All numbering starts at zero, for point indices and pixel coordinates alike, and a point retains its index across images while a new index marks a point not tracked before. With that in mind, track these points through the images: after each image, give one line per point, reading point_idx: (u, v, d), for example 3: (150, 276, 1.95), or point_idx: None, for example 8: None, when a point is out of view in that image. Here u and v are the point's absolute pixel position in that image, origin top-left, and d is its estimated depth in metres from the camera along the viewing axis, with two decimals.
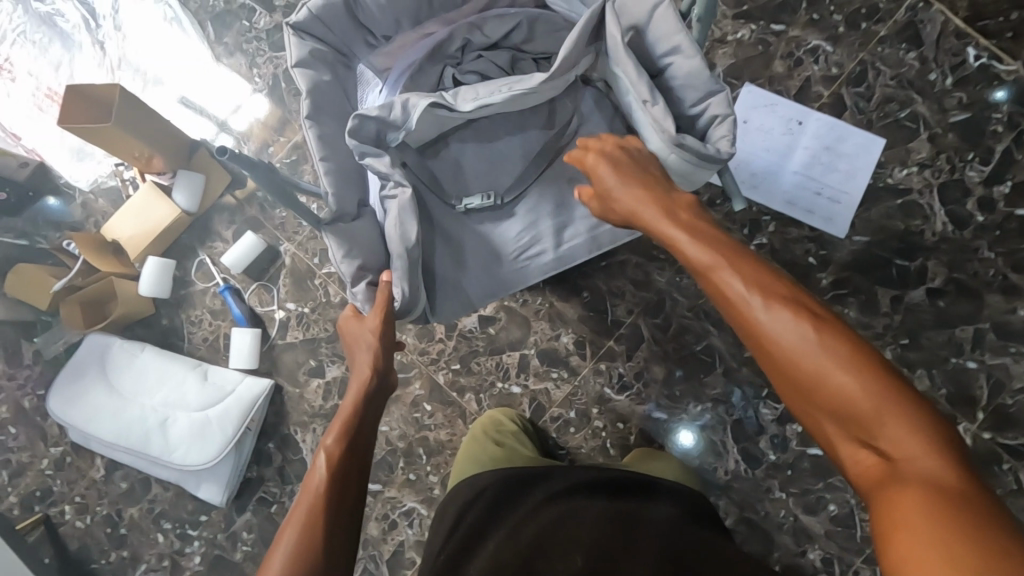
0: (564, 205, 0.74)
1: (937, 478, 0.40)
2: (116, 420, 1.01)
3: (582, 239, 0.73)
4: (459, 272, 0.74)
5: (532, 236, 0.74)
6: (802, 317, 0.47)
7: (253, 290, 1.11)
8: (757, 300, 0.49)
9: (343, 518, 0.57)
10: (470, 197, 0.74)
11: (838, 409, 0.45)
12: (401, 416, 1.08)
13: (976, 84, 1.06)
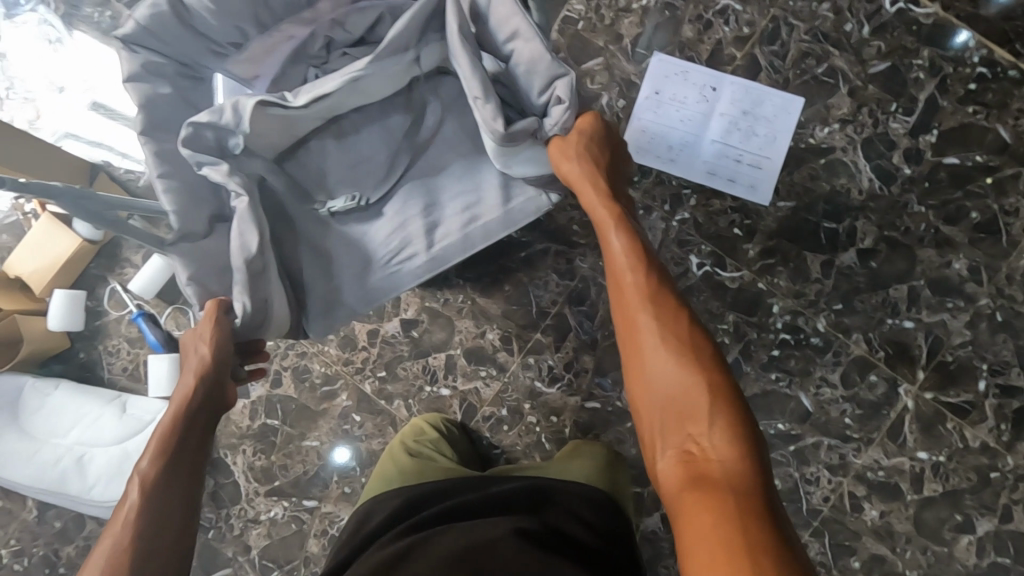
0: (431, 204, 0.75)
1: (730, 478, 0.48)
2: (32, 461, 0.98)
3: (451, 239, 0.74)
4: (327, 279, 0.75)
5: (398, 238, 0.74)
6: (674, 340, 0.57)
7: (169, 314, 1.08)
8: (646, 321, 0.59)
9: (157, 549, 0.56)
10: (333, 201, 0.74)
11: (673, 409, 0.54)
12: (331, 429, 1.05)
13: (895, 31, 1.01)
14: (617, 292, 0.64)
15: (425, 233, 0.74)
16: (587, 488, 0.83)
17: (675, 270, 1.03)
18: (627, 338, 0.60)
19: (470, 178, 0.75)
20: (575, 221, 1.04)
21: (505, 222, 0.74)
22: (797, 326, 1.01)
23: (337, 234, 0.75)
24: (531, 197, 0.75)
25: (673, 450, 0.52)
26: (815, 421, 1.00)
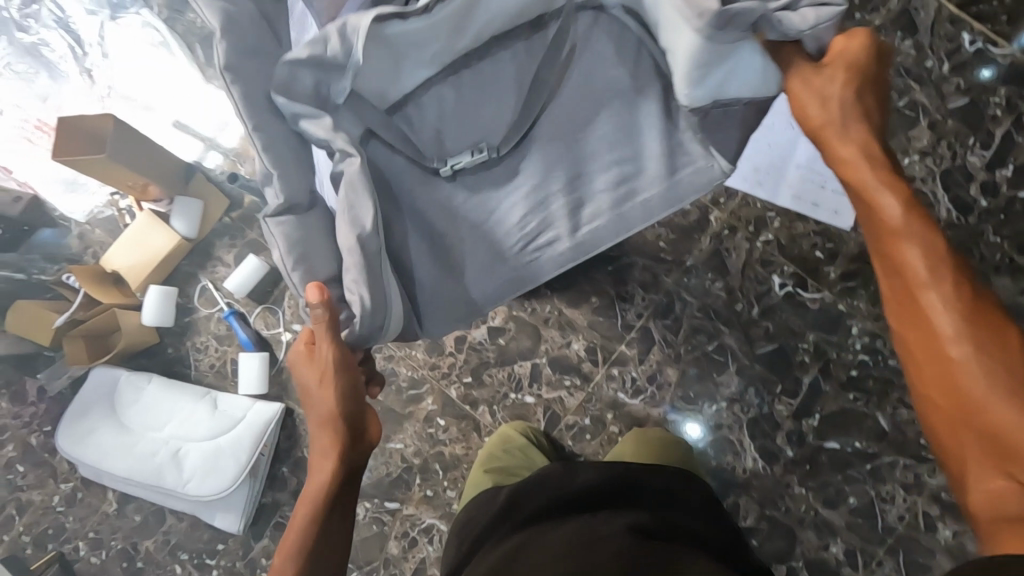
0: (572, 171, 0.73)
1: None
2: (128, 453, 1.00)
3: (602, 210, 0.72)
4: (456, 246, 0.74)
5: (540, 203, 0.73)
6: (988, 340, 0.51)
7: (259, 313, 1.10)
8: (948, 315, 0.53)
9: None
10: (458, 160, 0.72)
11: (984, 425, 0.51)
12: (415, 433, 1.07)
13: (974, 69, 1.06)
14: (887, 262, 0.57)
15: (570, 203, 0.73)
16: (649, 479, 0.83)
17: (758, 289, 1.06)
18: (909, 324, 0.56)
19: (617, 151, 0.73)
20: (662, 238, 1.07)
21: (669, 200, 0.72)
22: (876, 347, 1.04)
23: (470, 200, 0.74)
24: (701, 165, 0.71)
25: (992, 465, 0.51)
26: (893, 441, 1.02)
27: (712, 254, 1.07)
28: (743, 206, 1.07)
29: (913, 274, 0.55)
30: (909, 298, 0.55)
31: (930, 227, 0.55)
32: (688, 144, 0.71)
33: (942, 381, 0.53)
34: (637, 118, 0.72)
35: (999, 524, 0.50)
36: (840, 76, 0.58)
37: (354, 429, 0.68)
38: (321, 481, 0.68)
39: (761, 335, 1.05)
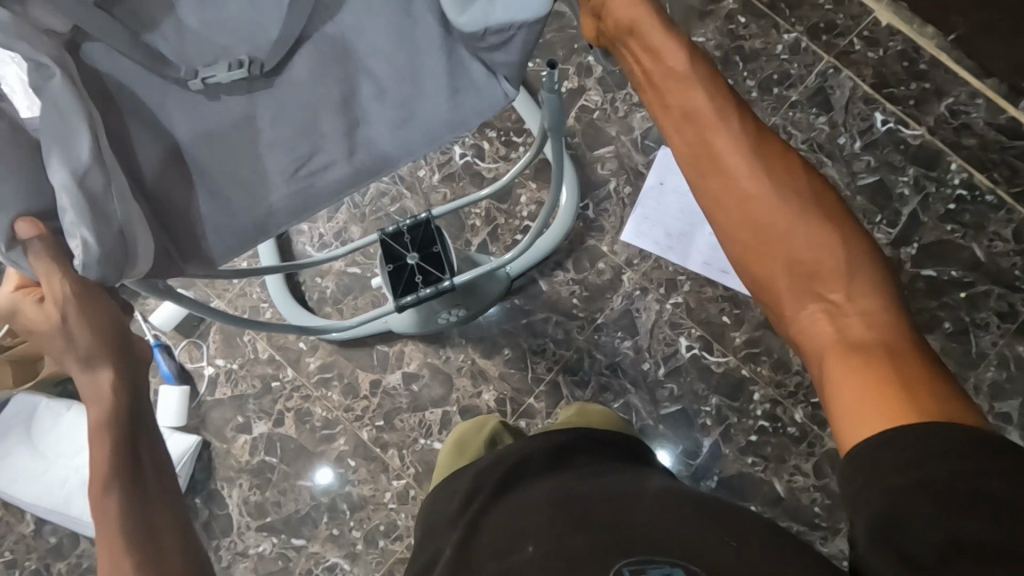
0: (350, 75, 0.67)
1: (874, 321, 0.53)
2: (40, 479, 1.04)
3: (385, 108, 0.67)
4: (209, 156, 0.66)
5: (312, 104, 0.67)
6: (792, 198, 0.56)
7: (184, 346, 1.14)
8: (757, 184, 0.57)
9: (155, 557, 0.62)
10: (211, 73, 0.65)
11: (803, 269, 0.55)
12: (326, 472, 1.10)
13: (884, 148, 1.09)
14: (695, 154, 0.60)
15: (354, 105, 0.67)
16: (571, 434, 0.77)
17: (665, 350, 1.09)
18: (733, 204, 0.57)
19: (399, 67, 0.66)
20: (575, 295, 1.11)
21: (452, 121, 0.65)
22: (775, 414, 1.07)
23: (234, 110, 0.68)
24: (484, 88, 0.65)
25: (815, 311, 0.55)
26: (787, 506, 1.04)
27: (622, 312, 1.10)
28: (655, 269, 1.10)
29: (716, 148, 0.58)
30: (728, 182, 0.58)
31: (762, 145, 0.58)
32: (464, 69, 0.65)
33: (763, 254, 0.56)
34: (418, 31, 0.66)
35: (834, 373, 0.52)
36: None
37: (123, 349, 0.63)
38: (110, 438, 0.62)
39: (665, 395, 1.08)
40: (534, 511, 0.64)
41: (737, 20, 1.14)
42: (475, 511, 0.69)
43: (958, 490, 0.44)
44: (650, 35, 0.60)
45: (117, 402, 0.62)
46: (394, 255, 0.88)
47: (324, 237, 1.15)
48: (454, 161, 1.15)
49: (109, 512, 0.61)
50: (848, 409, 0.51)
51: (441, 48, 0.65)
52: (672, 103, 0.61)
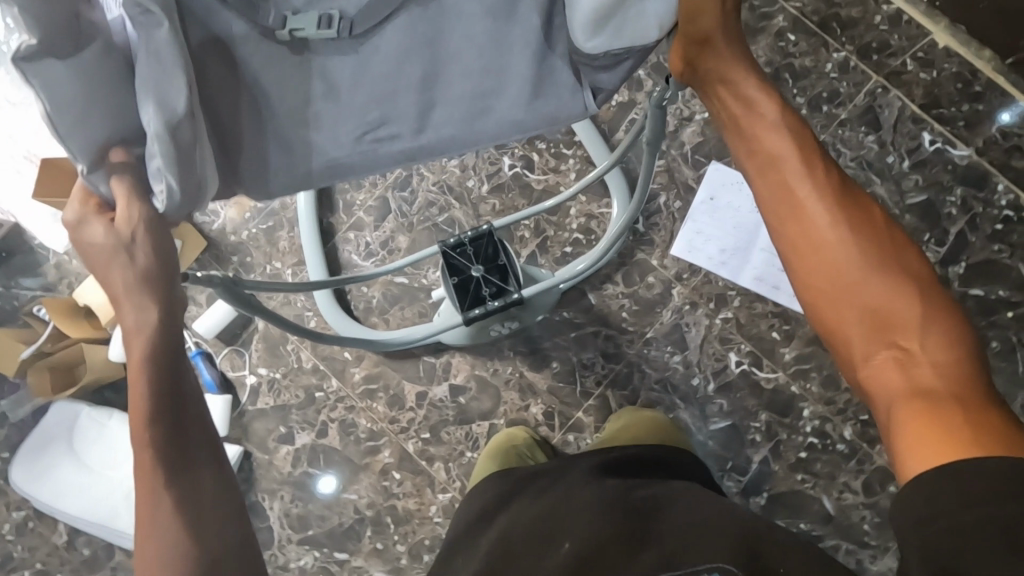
0: (425, 69, 0.59)
1: (948, 377, 0.47)
2: (80, 489, 1.02)
3: (444, 120, 0.59)
4: (260, 140, 0.58)
5: (371, 106, 0.59)
6: (868, 245, 0.51)
7: (226, 354, 1.12)
8: (832, 225, 0.52)
9: (192, 508, 0.56)
10: (298, 26, 0.57)
11: (877, 317, 0.50)
12: (370, 484, 1.08)
13: (933, 167, 1.10)
14: (770, 189, 0.55)
15: (405, 114, 0.59)
16: (619, 454, 0.82)
17: (715, 365, 1.08)
18: (801, 242, 0.53)
19: (479, 67, 0.59)
20: (625, 308, 1.10)
21: (525, 123, 0.59)
22: (826, 431, 1.06)
23: (294, 91, 0.59)
24: (568, 96, 0.60)
25: (882, 359, 0.49)
26: (838, 525, 1.03)
27: (672, 327, 1.10)
28: (704, 283, 1.10)
29: (792, 188, 0.54)
30: (799, 219, 0.53)
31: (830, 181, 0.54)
32: (558, 62, 0.59)
33: (831, 300, 0.51)
34: (516, 30, 0.59)
35: (898, 418, 0.48)
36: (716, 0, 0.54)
37: (166, 282, 0.56)
38: (150, 379, 0.55)
39: (715, 411, 1.07)
40: (572, 502, 0.70)
41: (787, 37, 1.15)
42: (510, 508, 0.76)
43: (1017, 531, 0.39)
44: (738, 72, 0.57)
45: (157, 337, 0.56)
46: (457, 269, 0.88)
47: (371, 246, 1.13)
48: (503, 171, 1.14)
49: (141, 454, 0.55)
50: (909, 449, 0.46)
51: (535, 53, 0.59)
52: (752, 133, 0.56)
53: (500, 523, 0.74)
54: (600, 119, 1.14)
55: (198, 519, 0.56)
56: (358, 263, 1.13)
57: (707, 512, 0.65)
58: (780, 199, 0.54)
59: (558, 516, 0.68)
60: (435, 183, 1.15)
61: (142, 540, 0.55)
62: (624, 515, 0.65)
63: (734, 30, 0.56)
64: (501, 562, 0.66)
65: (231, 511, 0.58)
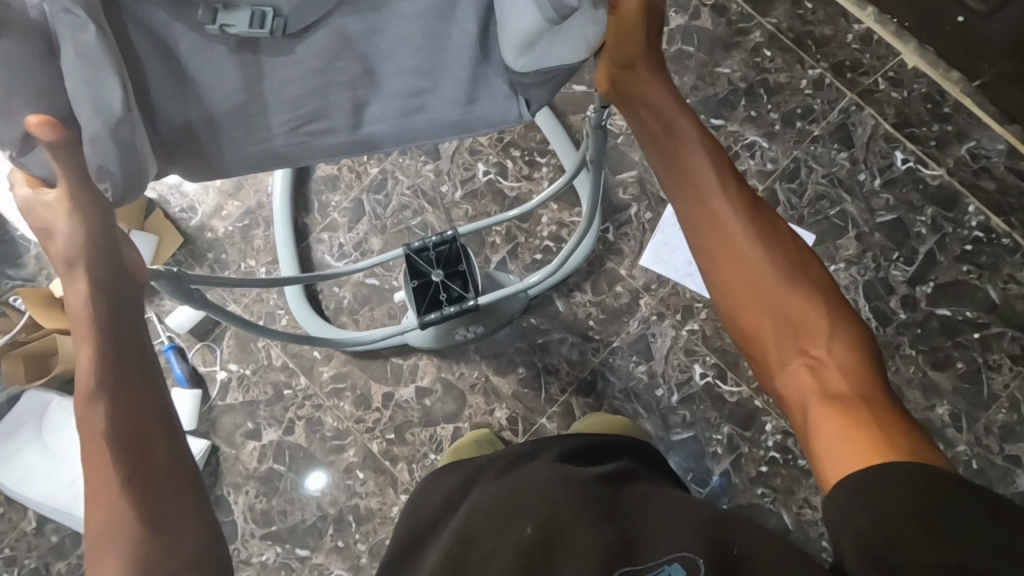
0: (362, 66, 0.57)
1: (856, 379, 0.49)
2: (48, 477, 1.05)
3: (385, 116, 0.59)
4: (201, 127, 0.57)
5: (305, 102, 0.57)
6: (779, 256, 0.52)
7: (198, 349, 1.14)
8: (747, 236, 0.52)
9: (144, 480, 0.50)
10: (230, 22, 0.52)
11: (789, 326, 0.51)
12: (334, 482, 1.09)
13: (903, 186, 1.10)
14: (687, 200, 0.55)
15: (343, 109, 0.58)
16: (587, 439, 0.71)
17: (679, 377, 1.09)
18: (720, 252, 0.53)
19: (418, 64, 0.57)
20: (592, 317, 1.12)
21: (456, 127, 0.59)
22: (786, 446, 1.06)
23: (230, 81, 0.56)
24: (501, 102, 0.59)
25: (795, 365, 0.50)
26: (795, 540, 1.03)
27: (638, 337, 1.10)
28: (672, 294, 1.11)
29: (706, 203, 0.54)
30: (716, 232, 0.53)
31: (738, 193, 0.54)
32: (495, 64, 0.58)
33: (750, 310, 0.52)
34: (454, 29, 0.56)
35: (816, 422, 0.48)
36: (639, 29, 0.54)
37: (110, 254, 0.55)
38: (95, 346, 0.52)
39: (678, 422, 1.08)
40: (539, 489, 0.59)
41: (763, 53, 1.16)
42: (475, 493, 0.66)
43: (941, 524, 0.40)
44: (657, 92, 0.56)
45: (99, 307, 0.53)
46: (419, 272, 0.89)
47: (344, 247, 1.15)
48: (477, 177, 1.16)
49: (89, 426, 0.51)
50: (834, 453, 0.46)
51: (476, 53, 0.57)
52: (671, 148, 0.56)
53: (462, 513, 0.63)
54: (575, 128, 1.15)
55: (152, 494, 0.50)
56: (331, 263, 1.15)
57: (676, 501, 0.57)
58: (695, 211, 0.54)
59: (522, 504, 0.58)
60: (410, 187, 1.16)
61: (91, 523, 0.49)
62: (604, 510, 0.56)
63: (654, 54, 0.56)
64: (465, 565, 0.56)
65: (187, 489, 0.52)
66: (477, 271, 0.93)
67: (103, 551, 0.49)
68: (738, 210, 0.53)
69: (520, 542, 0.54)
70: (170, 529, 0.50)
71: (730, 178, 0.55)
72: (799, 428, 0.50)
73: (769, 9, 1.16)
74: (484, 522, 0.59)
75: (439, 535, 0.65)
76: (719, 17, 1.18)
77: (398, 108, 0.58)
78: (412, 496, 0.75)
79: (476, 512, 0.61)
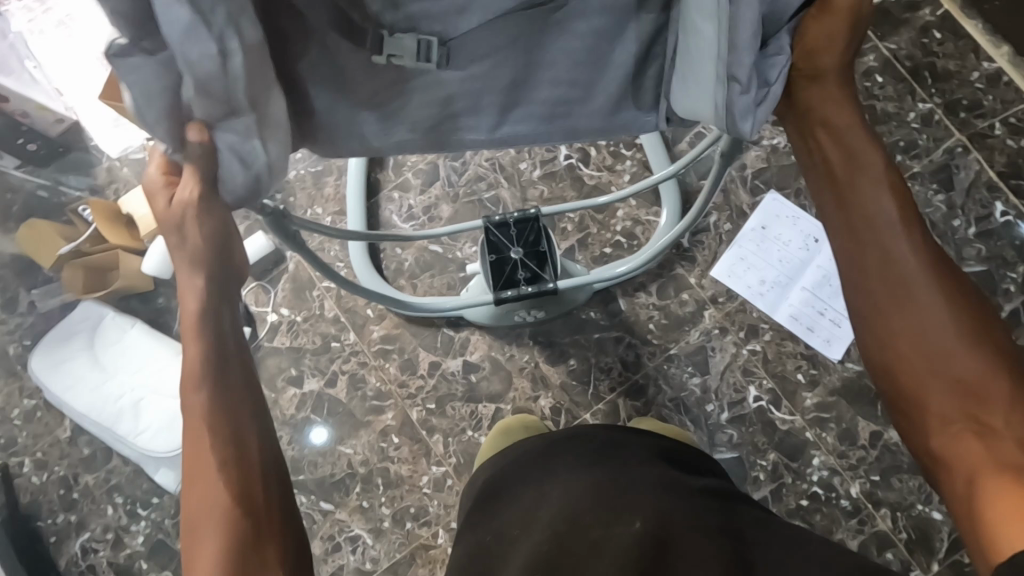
0: (517, 76, 0.54)
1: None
2: (90, 390, 1.05)
3: (533, 118, 0.57)
4: (339, 112, 0.54)
5: (451, 100, 0.55)
6: (962, 311, 0.47)
7: (252, 288, 1.14)
8: (925, 283, 0.47)
9: (240, 461, 0.52)
10: (396, 52, 0.50)
11: (962, 388, 0.46)
12: (368, 442, 1.08)
13: (998, 239, 1.05)
14: (854, 235, 0.50)
15: (487, 106, 0.56)
16: (665, 443, 0.68)
17: (733, 396, 1.06)
18: (883, 305, 0.48)
19: (573, 80, 0.55)
20: (653, 320, 1.09)
21: (599, 132, 0.59)
22: (831, 483, 1.02)
23: (367, 86, 0.53)
24: (644, 114, 0.58)
25: (962, 431, 0.46)
26: None
27: (697, 348, 1.08)
28: (737, 310, 1.08)
29: (876, 244, 0.49)
30: (888, 276, 0.48)
31: (914, 237, 0.48)
32: (647, 79, 0.56)
33: (913, 366, 0.47)
34: (617, 50, 0.53)
35: (981, 493, 0.45)
36: (842, 32, 0.47)
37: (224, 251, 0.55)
38: (202, 340, 0.53)
39: (724, 441, 1.05)
40: (645, 491, 0.57)
41: (875, 78, 1.11)
42: (563, 480, 0.61)
43: None
44: (836, 104, 0.50)
45: (203, 293, 0.54)
46: (496, 247, 0.88)
47: (413, 209, 1.13)
48: (559, 160, 1.13)
49: (191, 412, 0.53)
50: (1002, 526, 0.43)
51: (625, 79, 0.55)
52: (841, 181, 0.50)
53: (552, 500, 0.60)
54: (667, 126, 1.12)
55: (247, 491, 0.52)
56: (398, 223, 1.13)
57: (795, 539, 0.54)
58: (864, 251, 0.49)
59: (625, 503, 0.56)
60: (489, 159, 1.14)
61: (190, 509, 0.52)
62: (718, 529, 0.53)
63: (847, 66, 0.50)
64: (570, 551, 0.53)
65: (279, 490, 0.54)
66: (555, 255, 0.91)
67: (193, 534, 0.51)
68: (913, 255, 0.48)
69: (631, 536, 0.52)
70: (259, 521, 0.52)
71: (906, 217, 0.49)
72: (950, 491, 0.47)
73: (890, 34, 1.12)
74: (586, 506, 0.56)
75: (523, 516, 0.61)
76: None
77: (545, 109, 0.56)
78: (489, 461, 0.76)
79: (577, 487, 0.59)
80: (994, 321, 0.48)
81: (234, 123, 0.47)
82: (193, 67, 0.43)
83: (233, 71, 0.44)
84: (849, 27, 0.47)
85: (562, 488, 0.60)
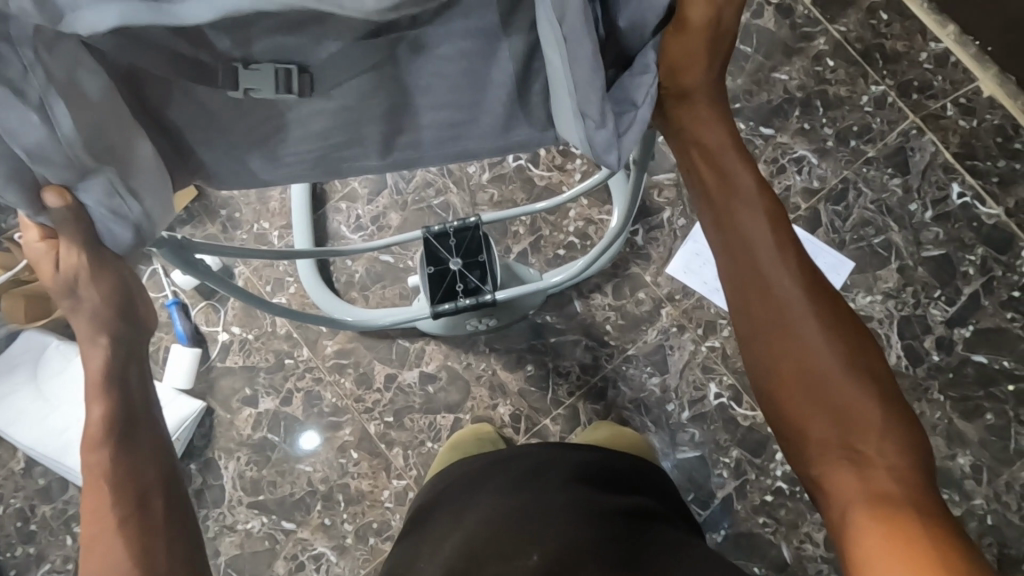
0: (394, 102, 0.52)
1: (905, 484, 0.47)
2: (36, 422, 1.03)
3: (424, 143, 0.55)
4: (220, 150, 0.52)
5: (334, 134, 0.53)
6: (840, 339, 0.50)
7: (202, 308, 1.12)
8: (800, 306, 0.50)
9: (146, 522, 0.52)
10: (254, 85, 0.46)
11: (838, 413, 0.48)
12: (327, 459, 1.07)
13: (956, 222, 1.03)
14: (734, 258, 0.52)
15: (373, 138, 0.54)
16: (595, 462, 0.69)
17: (693, 394, 1.05)
18: (762, 327, 0.51)
19: (453, 103, 0.53)
20: (610, 321, 1.07)
21: (496, 152, 0.57)
22: (795, 477, 1.01)
23: (243, 116, 0.51)
24: (539, 130, 0.56)
25: (837, 455, 0.48)
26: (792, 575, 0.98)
27: (655, 348, 1.06)
28: (694, 306, 1.07)
29: (756, 268, 0.51)
30: (769, 303, 0.51)
31: (791, 261, 0.51)
32: (533, 95, 0.53)
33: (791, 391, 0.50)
34: (493, 68, 0.51)
35: (853, 521, 0.46)
36: (703, 48, 0.49)
37: (130, 307, 0.55)
38: (106, 397, 0.54)
39: (686, 440, 1.04)
40: (553, 521, 0.58)
41: (825, 62, 1.09)
42: (480, 506, 0.63)
43: None
44: (714, 133, 0.53)
45: (108, 351, 0.54)
46: (436, 258, 0.85)
47: (361, 220, 1.11)
48: (507, 162, 1.10)
49: (93, 470, 0.52)
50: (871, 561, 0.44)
51: (509, 96, 0.52)
52: (722, 207, 0.53)
53: (465, 527, 0.61)
54: None
55: (151, 552, 0.51)
56: (347, 235, 1.10)
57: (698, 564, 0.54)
58: (743, 273, 0.51)
59: (530, 532, 0.57)
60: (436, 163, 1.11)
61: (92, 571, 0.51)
62: (619, 558, 0.54)
63: (715, 84, 0.53)
64: None
65: (184, 548, 0.53)
66: (497, 263, 0.89)
67: None
68: (790, 279, 0.51)
69: (527, 570, 0.54)
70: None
71: (785, 243, 0.52)
72: (829, 516, 0.49)
73: (838, 16, 1.09)
74: (492, 538, 0.57)
75: (442, 540, 0.63)
76: (783, 19, 1.11)
77: (435, 134, 0.54)
78: (433, 479, 0.79)
79: (491, 518, 0.60)
80: (867, 347, 0.51)
81: (89, 182, 0.45)
82: (22, 140, 0.41)
83: (64, 133, 0.42)
84: (708, 43, 0.49)
85: (480, 518, 0.61)
